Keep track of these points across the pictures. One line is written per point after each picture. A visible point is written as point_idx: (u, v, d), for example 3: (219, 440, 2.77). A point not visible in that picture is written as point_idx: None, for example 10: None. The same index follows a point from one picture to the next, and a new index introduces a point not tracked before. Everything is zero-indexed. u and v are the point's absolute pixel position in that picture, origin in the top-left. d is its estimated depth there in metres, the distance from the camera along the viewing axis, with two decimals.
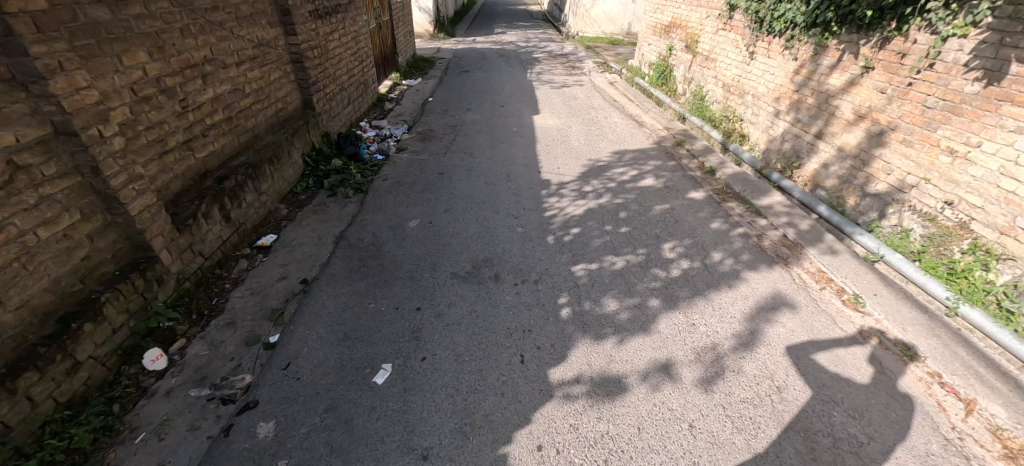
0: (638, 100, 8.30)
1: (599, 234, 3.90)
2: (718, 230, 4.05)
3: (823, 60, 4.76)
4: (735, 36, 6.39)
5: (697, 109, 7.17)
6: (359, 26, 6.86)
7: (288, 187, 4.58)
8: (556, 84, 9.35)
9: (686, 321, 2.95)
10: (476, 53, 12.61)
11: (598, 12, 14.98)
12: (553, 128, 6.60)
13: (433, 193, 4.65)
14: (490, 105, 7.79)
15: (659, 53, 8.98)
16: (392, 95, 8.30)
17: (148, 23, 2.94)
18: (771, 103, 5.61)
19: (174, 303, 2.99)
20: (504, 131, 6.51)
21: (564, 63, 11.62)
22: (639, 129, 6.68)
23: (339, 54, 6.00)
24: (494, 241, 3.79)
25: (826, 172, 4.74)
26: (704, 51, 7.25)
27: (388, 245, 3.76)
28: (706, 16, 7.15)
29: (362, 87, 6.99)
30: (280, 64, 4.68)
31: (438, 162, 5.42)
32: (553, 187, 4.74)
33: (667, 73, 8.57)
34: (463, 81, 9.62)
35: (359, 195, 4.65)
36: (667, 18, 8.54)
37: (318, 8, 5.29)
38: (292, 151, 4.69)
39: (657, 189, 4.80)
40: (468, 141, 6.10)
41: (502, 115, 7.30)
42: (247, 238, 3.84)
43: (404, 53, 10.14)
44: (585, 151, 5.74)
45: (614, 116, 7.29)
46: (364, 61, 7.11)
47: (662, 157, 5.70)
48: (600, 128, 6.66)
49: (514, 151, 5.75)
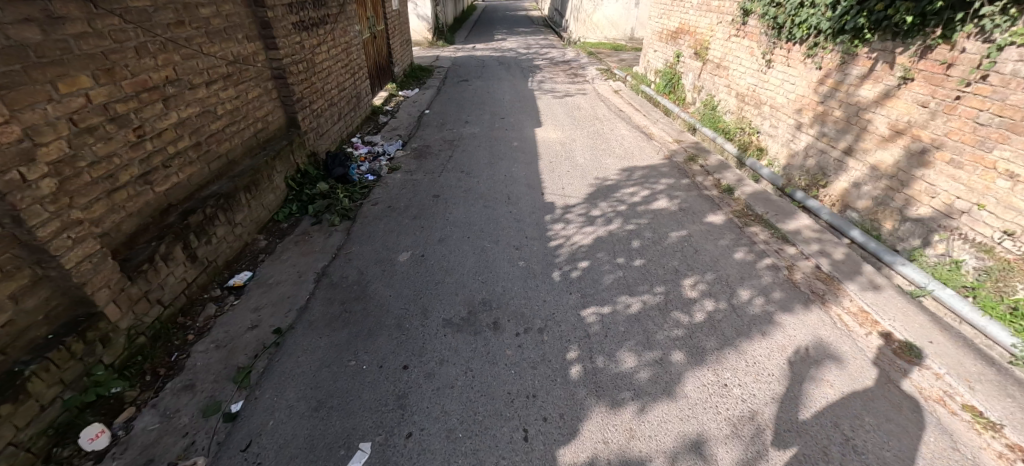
0: (645, 110, 7.90)
1: (611, 269, 3.48)
2: (743, 261, 3.63)
3: (852, 69, 4.34)
4: (749, 43, 5.99)
5: (709, 120, 6.75)
6: (350, 37, 6.49)
7: (268, 215, 4.19)
8: (558, 94, 8.96)
9: (717, 381, 2.53)
10: (475, 61, 12.25)
11: (600, 18, 14.61)
12: (556, 142, 6.20)
13: (426, 219, 4.25)
14: (489, 116, 7.40)
15: (666, 60, 8.58)
16: (387, 107, 7.93)
17: (92, 43, 2.57)
18: (792, 115, 5.19)
19: (124, 365, 2.60)
20: (503, 146, 6.11)
21: (566, 71, 11.24)
22: (648, 142, 6.28)
23: (327, 67, 5.61)
24: (494, 278, 3.38)
25: (858, 191, 4.32)
26: (715, 58, 6.84)
27: (375, 284, 3.35)
28: (716, 21, 6.75)
29: (354, 100, 6.61)
30: (260, 81, 4.29)
31: (433, 183, 5.02)
32: (557, 211, 4.34)
33: (675, 80, 8.16)
34: (461, 90, 9.25)
35: (346, 223, 4.25)
36: (675, 24, 8.14)
37: (302, 19, 4.91)
38: (274, 176, 4.30)
39: (672, 212, 4.38)
40: (465, 158, 5.71)
41: (502, 127, 6.91)
42: (217, 277, 3.45)
43: (401, 63, 9.78)
44: (591, 168, 5.33)
45: (620, 128, 6.89)
46: (357, 73, 6.73)
47: (675, 174, 5.28)
48: (606, 142, 6.26)
49: (514, 169, 5.34)
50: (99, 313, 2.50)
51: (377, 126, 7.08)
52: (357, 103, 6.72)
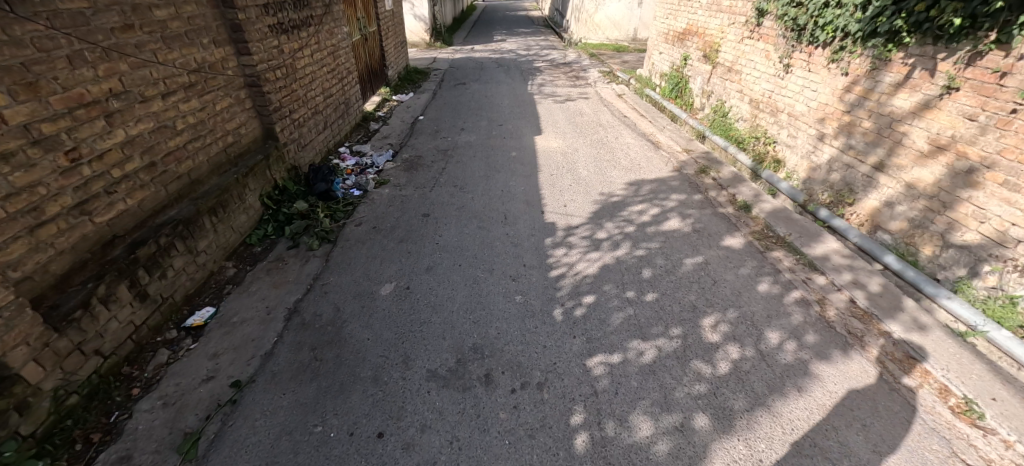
0: (651, 115, 7.49)
1: (620, 305, 3.08)
2: (768, 295, 3.22)
3: (885, 76, 3.94)
4: (764, 46, 5.58)
5: (719, 127, 6.34)
6: (337, 40, 6.08)
7: (238, 239, 3.79)
8: (559, 98, 8.55)
9: (749, 456, 2.14)
10: (473, 62, 11.84)
11: (602, 18, 14.19)
12: (557, 152, 5.79)
13: (414, 243, 3.85)
14: (486, 123, 6.99)
15: (672, 62, 8.16)
16: (379, 113, 7.52)
17: (8, 53, 2.18)
18: (814, 125, 4.78)
19: (47, 434, 2.22)
20: (501, 156, 5.71)
21: (568, 73, 10.83)
22: (656, 152, 5.87)
23: (311, 72, 5.20)
24: (487, 317, 2.97)
25: (891, 211, 3.91)
26: (725, 62, 6.43)
27: (351, 324, 2.95)
28: (728, 22, 6.33)
29: (342, 107, 6.20)
30: (231, 90, 3.88)
31: (423, 199, 4.61)
32: (559, 232, 3.94)
33: (682, 84, 7.75)
34: (458, 94, 8.85)
35: (325, 247, 3.84)
36: (682, 25, 7.72)
37: (281, 22, 4.51)
38: (246, 195, 3.90)
39: (685, 234, 3.97)
40: (459, 170, 5.30)
41: (500, 135, 6.50)
42: (174, 315, 3.05)
43: (395, 66, 9.38)
44: (595, 182, 4.93)
45: (625, 135, 6.49)
46: (345, 77, 6.31)
47: (686, 189, 4.88)
48: (611, 152, 5.85)
49: (512, 183, 4.94)
50: (15, 375, 2.11)
51: (367, 134, 6.68)
52: (345, 110, 6.31)
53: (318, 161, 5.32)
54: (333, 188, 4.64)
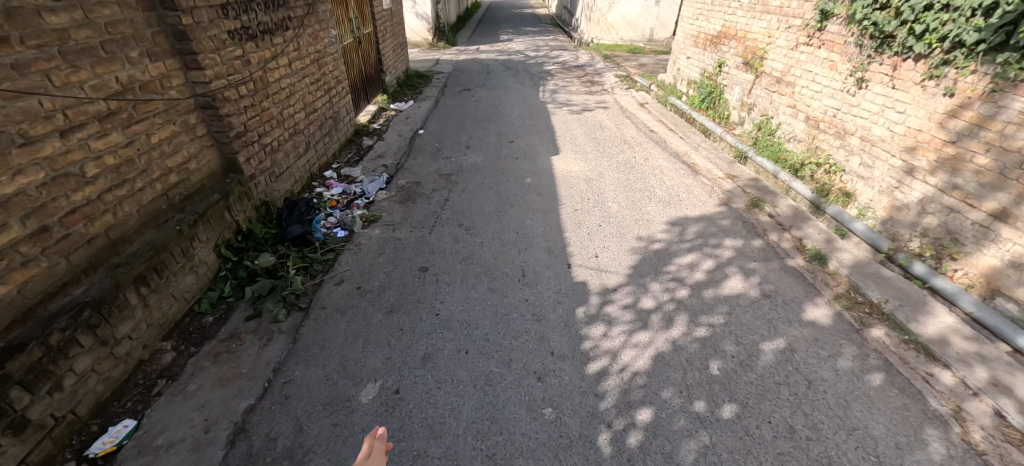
0: (681, 130, 6.61)
1: (690, 428, 2.23)
2: (884, 408, 2.38)
3: (1014, 101, 3.07)
4: (827, 54, 4.68)
5: (766, 148, 5.45)
6: (323, 44, 5.20)
7: (181, 309, 2.95)
8: (574, 107, 7.67)
9: None
10: (478, 65, 10.94)
11: (615, 17, 13.25)
12: (579, 179, 4.92)
13: (407, 312, 3.00)
14: (494, 139, 6.12)
15: (703, 68, 7.26)
16: (373, 126, 6.66)
17: None
18: (900, 154, 3.90)
19: None
20: (513, 183, 4.85)
21: (581, 78, 9.93)
22: (695, 178, 5.00)
23: (287, 84, 4.33)
24: (506, 449, 2.14)
25: (1021, 275, 3.04)
26: (774, 71, 5.53)
27: (317, 460, 2.12)
28: (777, 24, 5.43)
29: (329, 122, 5.33)
30: (175, 116, 3.04)
31: (419, 244, 3.74)
32: (594, 298, 3.08)
33: (715, 94, 6.85)
34: (462, 102, 7.98)
35: (295, 318, 3.00)
36: (716, 26, 6.82)
37: (246, 26, 3.64)
38: (193, 249, 3.05)
39: (755, 300, 3.11)
40: (463, 202, 4.44)
41: (511, 154, 5.63)
42: (76, 436, 2.25)
43: (394, 69, 8.48)
44: (631, 220, 4.06)
45: (657, 156, 5.62)
46: (332, 87, 5.43)
47: (742, 230, 4.01)
48: (643, 177, 4.99)
49: (529, 221, 4.07)
50: None
51: (359, 152, 5.82)
52: (333, 125, 5.45)
53: (296, 190, 4.46)
54: (310, 229, 3.77)
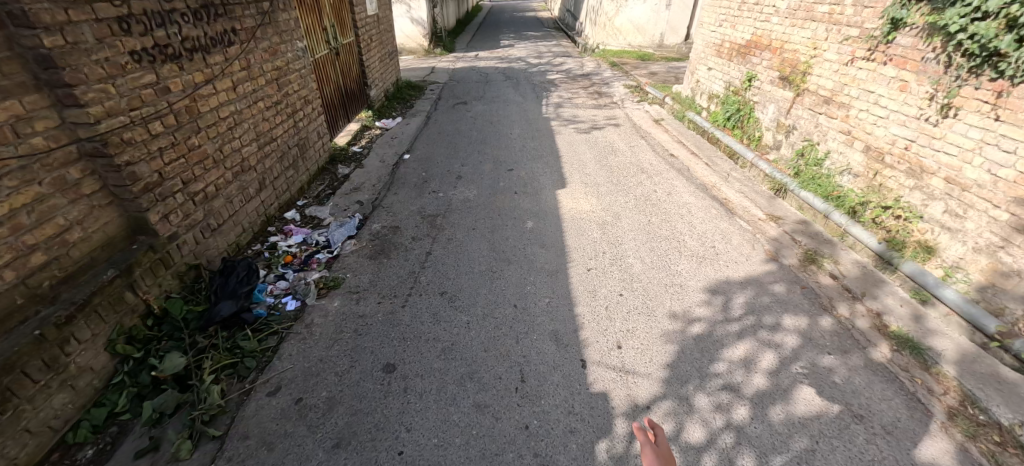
0: (706, 153, 5.75)
1: None
2: None
3: None
4: (896, 72, 3.82)
5: (812, 181, 4.58)
6: (287, 59, 4.33)
7: (44, 443, 2.14)
8: (582, 125, 6.80)
9: None
10: (476, 74, 10.10)
11: (622, 21, 12.41)
12: (590, 222, 4.06)
13: (359, 447, 2.15)
14: (489, 167, 5.26)
15: (728, 81, 6.38)
16: (353, 150, 5.81)
17: None
18: (1007, 206, 3.03)
19: None
20: (511, 227, 3.99)
21: (588, 89, 9.07)
22: (731, 220, 4.14)
23: (230, 113, 3.47)
24: None
25: None
26: (820, 89, 4.67)
27: None
28: (825, 34, 4.57)
29: (294, 151, 4.48)
30: (42, 173, 2.20)
31: (388, 325, 2.88)
32: (620, 424, 2.24)
33: (743, 112, 5.98)
34: (455, 119, 7.12)
35: (203, 456, 2.15)
36: (743, 35, 5.95)
37: (161, 43, 2.78)
38: (64, 356, 2.21)
39: (841, 424, 2.25)
40: (449, 257, 3.58)
41: (508, 187, 4.76)
42: None
43: (382, 82, 7.65)
44: (659, 287, 3.20)
45: (682, 189, 4.75)
46: (299, 110, 4.57)
47: (802, 300, 3.15)
48: (669, 220, 4.11)
49: (530, 287, 3.21)
50: None
51: (332, 184, 4.97)
52: (299, 154, 4.60)
53: (243, 242, 3.61)
54: (246, 305, 2.91)
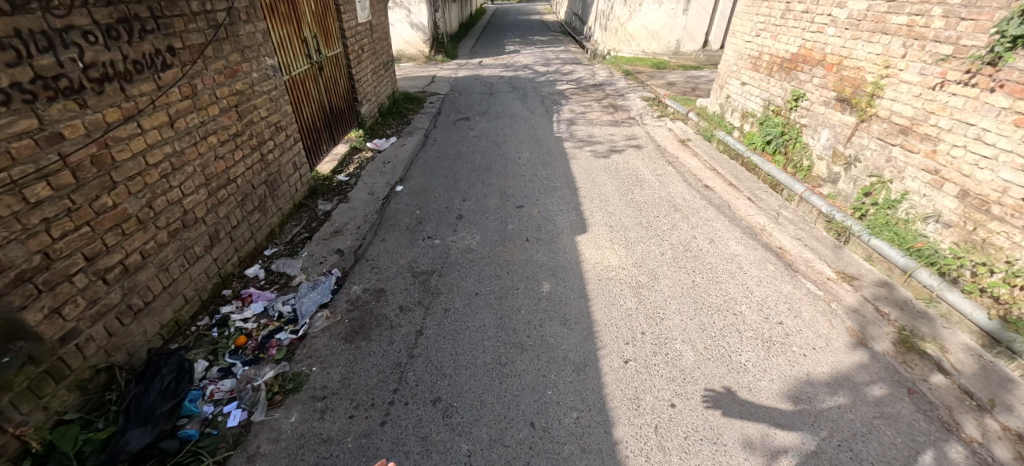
0: (746, 184, 4.96)
1: None
2: None
3: None
4: (1010, 101, 3.03)
5: (886, 227, 3.79)
6: (252, 80, 3.56)
7: None
8: (599, 147, 6.02)
9: None
10: (480, 85, 9.33)
11: (635, 27, 11.67)
12: (622, 284, 3.27)
13: None
14: (496, 202, 4.49)
15: (767, 98, 5.60)
16: (338, 179, 5.04)
17: None
18: None
19: None
20: (523, 290, 3.21)
21: (602, 102, 8.29)
22: (795, 281, 3.35)
23: (166, 155, 2.71)
24: None
25: None
26: (893, 116, 3.88)
27: None
28: (902, 51, 3.78)
29: (261, 191, 3.71)
30: None
31: (360, 459, 2.11)
32: None
33: (787, 136, 5.20)
34: (456, 138, 6.34)
35: None
36: (788, 47, 5.17)
37: (47, 75, 2.03)
38: None
39: None
40: (446, 338, 2.80)
41: (519, 230, 3.97)
42: None
43: (376, 95, 6.88)
44: (723, 393, 2.41)
45: (728, 234, 3.95)
46: (267, 139, 3.80)
47: (915, 414, 2.36)
48: (719, 281, 3.32)
49: (551, 390, 2.44)
50: None
51: (309, 223, 4.20)
52: (269, 192, 3.83)
53: (184, 317, 2.86)
54: (167, 428, 2.15)
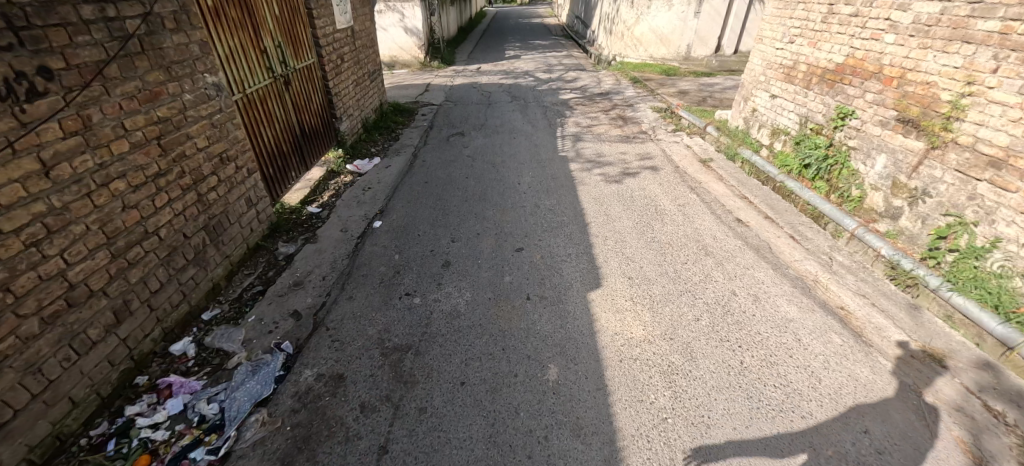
0: (786, 217, 4.22)
1: None
2: None
3: None
4: None
5: (973, 282, 3.05)
6: (183, 102, 2.83)
7: None
8: (610, 168, 5.29)
9: None
10: (477, 94, 8.61)
11: (643, 31, 10.96)
12: (650, 368, 2.54)
13: None
14: (491, 242, 3.75)
15: (803, 114, 4.86)
16: (308, 212, 4.31)
17: None
18: None
19: None
20: (522, 377, 2.48)
21: (610, 114, 7.56)
22: (871, 362, 2.62)
23: (34, 216, 1.99)
24: None
25: None
26: (979, 143, 3.16)
27: None
28: (994, 64, 3.06)
29: (198, 239, 2.98)
30: None
31: None
32: None
33: (830, 159, 4.46)
34: (447, 158, 5.60)
35: None
36: (832, 55, 4.43)
37: None
38: None
39: None
40: (420, 461, 2.08)
41: (517, 283, 3.24)
42: None
43: (359, 109, 6.14)
44: None
45: (775, 288, 3.22)
46: (207, 174, 3.07)
47: None
48: (775, 362, 2.59)
49: None
50: None
51: (266, 271, 3.47)
52: (210, 239, 3.11)
53: (69, 427, 2.16)
54: None
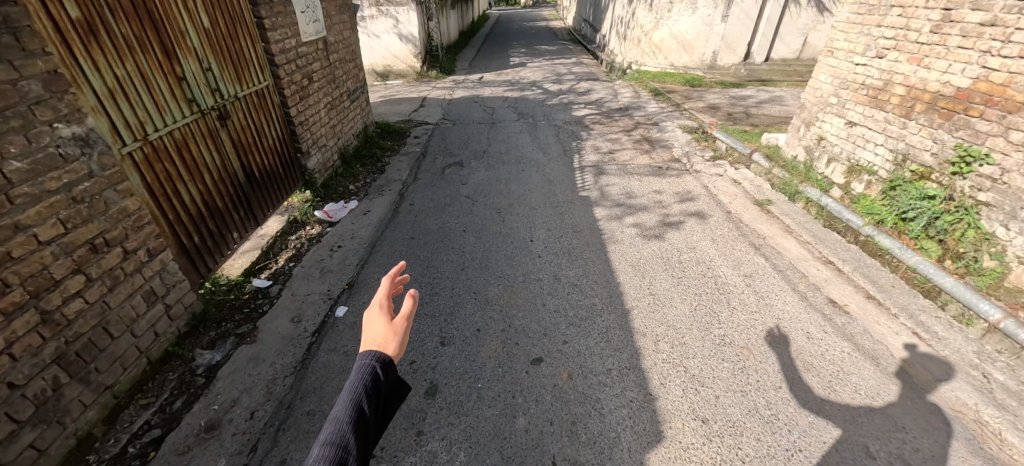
0: (896, 297, 3.11)
1: None
2: None
3: None
4: None
5: None
6: (7, 175, 1.78)
7: None
8: (645, 215, 4.21)
9: None
10: (478, 111, 7.53)
11: (663, 36, 9.88)
12: None
13: None
14: (495, 347, 2.66)
15: (898, 151, 3.76)
16: (251, 288, 3.22)
17: None
18: None
19: None
20: None
21: (633, 135, 6.46)
22: None
23: None
24: None
25: None
26: None
27: None
28: None
29: (39, 382, 1.91)
30: None
31: None
32: None
33: (948, 213, 3.34)
34: (441, 200, 4.51)
35: None
36: (950, 76, 3.33)
37: None
38: None
39: None
40: None
41: (536, 433, 2.16)
42: None
43: (335, 137, 5.05)
44: None
45: (927, 443, 2.14)
46: (61, 276, 1.99)
47: None
48: None
49: None
50: None
51: (171, 400, 2.38)
52: (69, 374, 2.04)
53: None
54: None
